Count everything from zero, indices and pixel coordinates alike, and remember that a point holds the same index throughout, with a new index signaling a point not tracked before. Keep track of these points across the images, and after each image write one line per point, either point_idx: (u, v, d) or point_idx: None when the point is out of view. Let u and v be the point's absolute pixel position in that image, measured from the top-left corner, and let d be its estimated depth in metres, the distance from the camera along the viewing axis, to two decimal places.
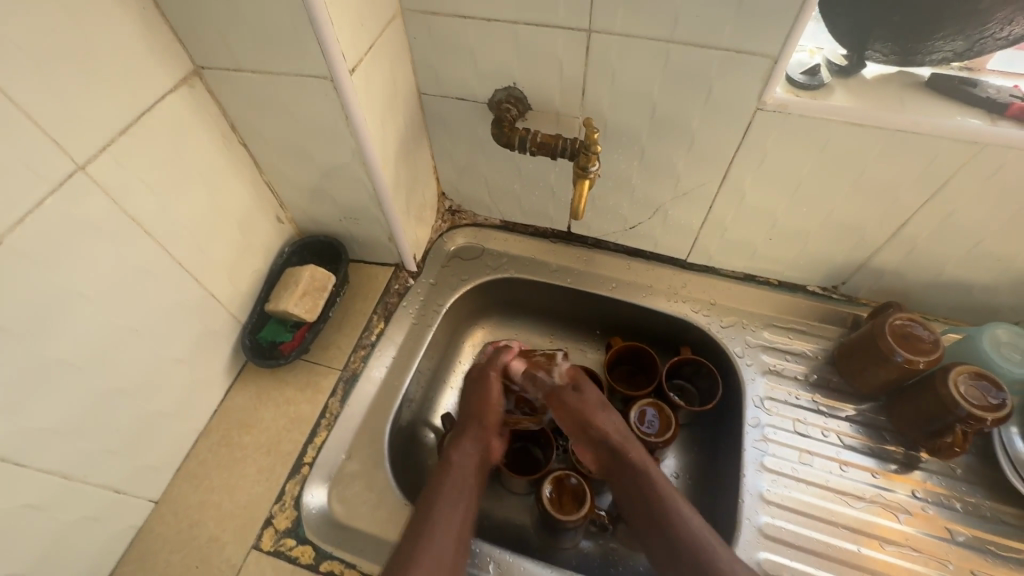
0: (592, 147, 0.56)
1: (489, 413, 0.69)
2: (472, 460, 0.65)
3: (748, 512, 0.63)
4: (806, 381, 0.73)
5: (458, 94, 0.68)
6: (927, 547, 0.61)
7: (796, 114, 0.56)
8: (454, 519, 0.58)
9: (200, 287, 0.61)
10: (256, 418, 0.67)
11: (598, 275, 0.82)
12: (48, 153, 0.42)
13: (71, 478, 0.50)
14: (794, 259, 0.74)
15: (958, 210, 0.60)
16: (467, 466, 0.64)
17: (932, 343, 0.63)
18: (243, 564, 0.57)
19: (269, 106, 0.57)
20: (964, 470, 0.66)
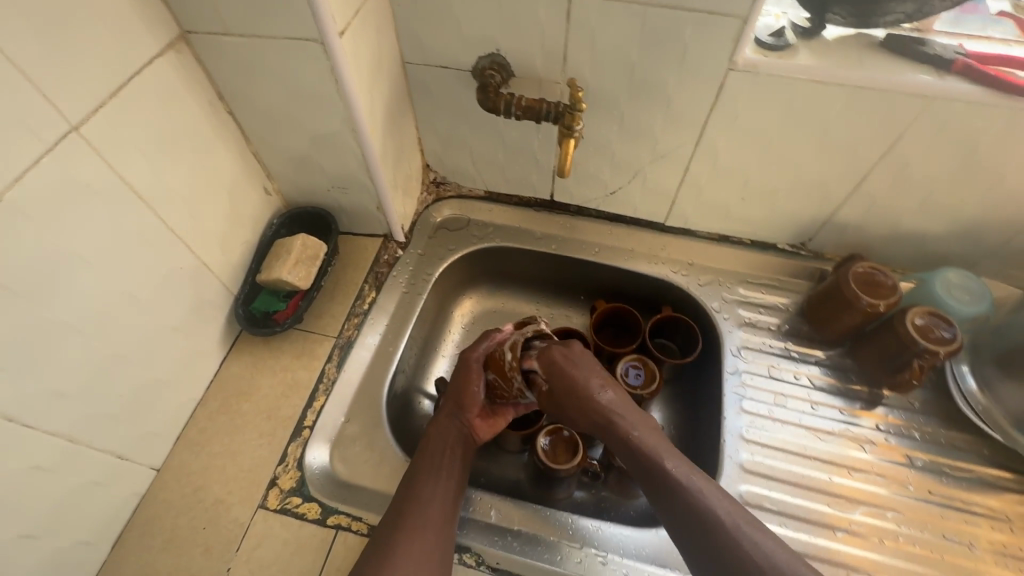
0: (578, 105, 0.58)
1: (467, 395, 0.67)
2: (454, 437, 0.65)
3: (729, 451, 0.68)
4: (779, 331, 0.78)
5: (443, 62, 0.69)
6: (890, 473, 0.67)
7: (764, 73, 0.60)
8: (438, 492, 0.58)
9: (192, 255, 0.61)
10: (253, 386, 0.68)
11: (582, 241, 0.85)
12: (42, 112, 0.42)
13: (76, 442, 0.50)
14: (766, 219, 0.79)
15: (911, 163, 0.65)
16: (448, 443, 0.64)
17: (892, 288, 0.68)
18: (250, 523, 0.59)
19: (257, 72, 0.58)
20: (921, 403, 0.72)
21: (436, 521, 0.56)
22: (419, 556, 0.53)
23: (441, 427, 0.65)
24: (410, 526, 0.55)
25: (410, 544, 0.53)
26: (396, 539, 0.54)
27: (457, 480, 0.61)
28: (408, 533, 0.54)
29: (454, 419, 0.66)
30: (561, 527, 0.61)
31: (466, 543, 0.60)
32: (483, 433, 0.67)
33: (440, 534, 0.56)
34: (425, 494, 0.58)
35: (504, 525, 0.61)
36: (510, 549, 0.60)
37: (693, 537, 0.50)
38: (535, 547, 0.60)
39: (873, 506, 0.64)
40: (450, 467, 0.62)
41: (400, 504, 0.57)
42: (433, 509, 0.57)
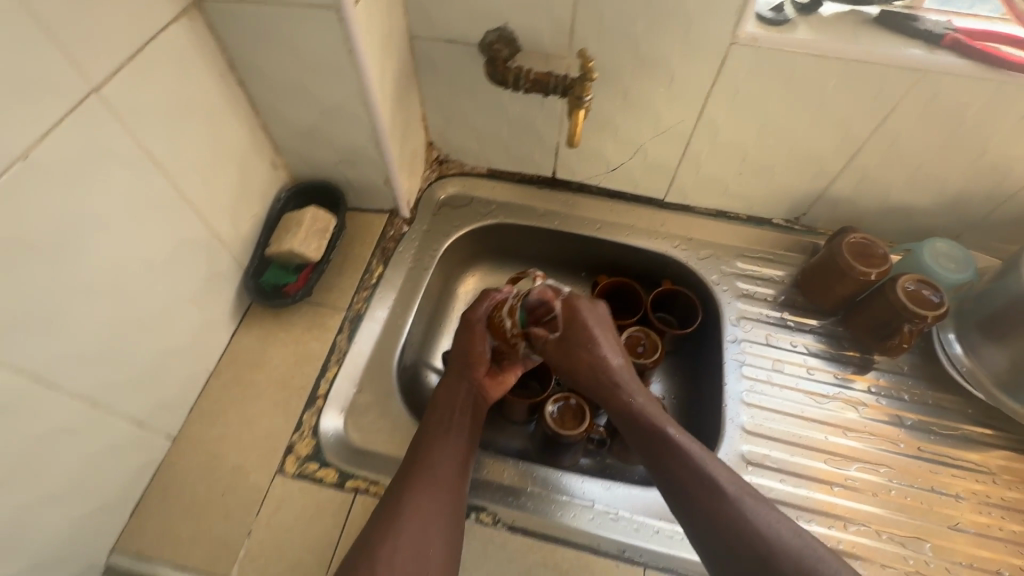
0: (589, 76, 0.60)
1: (476, 354, 0.69)
2: (462, 397, 0.66)
3: (731, 414, 0.71)
4: (774, 301, 0.81)
5: (450, 37, 0.70)
6: (882, 432, 0.70)
7: (765, 47, 0.62)
8: (446, 454, 0.60)
9: (205, 225, 0.61)
10: (265, 357, 0.68)
11: (583, 217, 0.87)
12: (66, 72, 0.43)
13: (97, 406, 0.51)
14: (762, 194, 0.82)
15: (901, 136, 0.68)
16: (458, 404, 0.65)
17: (883, 257, 0.72)
18: (269, 488, 0.60)
19: (270, 41, 0.58)
20: (909, 367, 0.75)
21: (445, 483, 0.58)
22: (428, 517, 0.55)
23: (449, 387, 0.67)
24: (420, 486, 0.56)
25: (419, 503, 0.55)
26: (405, 499, 0.56)
27: (466, 440, 0.63)
28: (418, 494, 0.56)
29: (463, 378, 0.67)
30: (573, 488, 0.63)
31: (481, 503, 0.61)
32: (493, 390, 0.70)
33: (451, 495, 0.57)
34: (432, 456, 0.59)
35: (517, 487, 0.63)
36: (524, 509, 0.61)
37: (700, 510, 0.54)
38: (548, 506, 0.62)
39: (867, 463, 0.68)
40: (459, 427, 0.63)
41: (409, 465, 0.59)
42: (441, 470, 0.58)
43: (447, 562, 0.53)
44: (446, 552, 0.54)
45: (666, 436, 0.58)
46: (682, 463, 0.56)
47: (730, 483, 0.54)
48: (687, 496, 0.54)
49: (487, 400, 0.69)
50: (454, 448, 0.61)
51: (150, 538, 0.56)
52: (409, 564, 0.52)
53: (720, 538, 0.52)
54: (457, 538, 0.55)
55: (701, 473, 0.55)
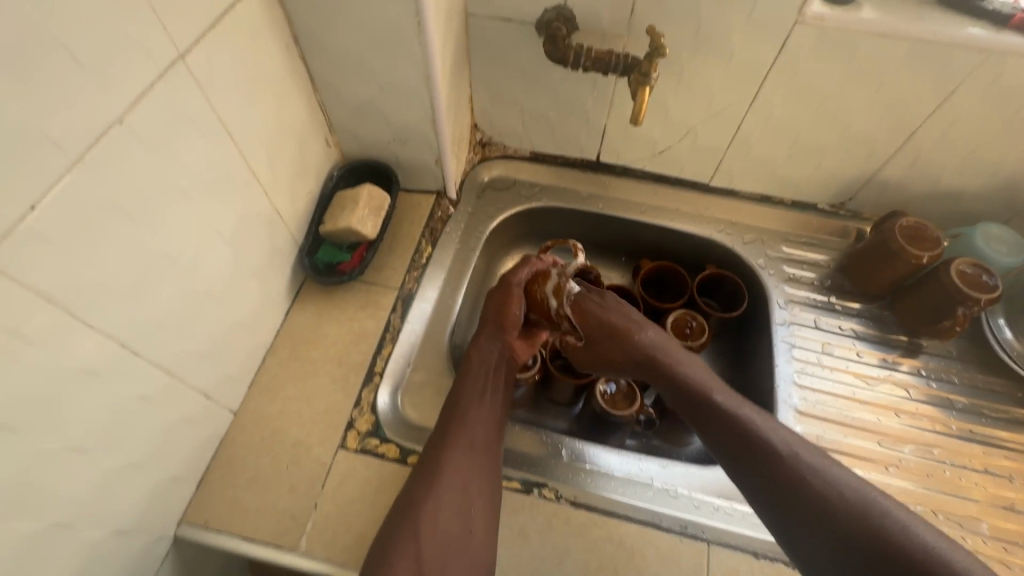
0: (660, 51, 0.60)
1: (512, 317, 0.66)
2: (495, 359, 0.65)
3: (783, 396, 0.71)
4: (821, 286, 0.81)
5: (506, 15, 0.70)
6: (933, 414, 0.71)
7: (831, 26, 0.62)
8: (483, 415, 0.60)
9: (267, 200, 0.61)
10: (321, 334, 0.68)
11: (626, 200, 0.87)
12: (156, 37, 0.42)
13: (173, 376, 0.51)
14: (809, 178, 0.82)
15: (959, 119, 0.68)
16: (490, 365, 0.65)
17: (935, 240, 0.71)
18: (333, 462, 0.60)
19: (338, 14, 0.58)
20: (958, 350, 0.76)
21: (480, 443, 0.58)
22: (468, 477, 0.55)
23: (482, 348, 0.65)
24: (459, 447, 0.57)
25: (459, 465, 0.55)
26: (446, 459, 0.56)
27: (501, 401, 0.63)
28: (457, 454, 0.56)
29: (496, 339, 0.66)
30: (629, 466, 0.64)
31: (543, 480, 0.62)
32: (523, 354, 0.67)
33: (488, 455, 0.58)
34: (470, 417, 0.59)
35: (575, 464, 0.63)
36: (584, 485, 0.62)
37: (776, 491, 0.52)
38: (608, 482, 0.62)
39: (920, 444, 0.69)
40: (493, 388, 0.63)
41: (448, 424, 0.59)
42: (478, 430, 0.59)
43: (489, 520, 0.54)
44: (487, 512, 0.54)
45: (729, 413, 0.58)
46: (754, 446, 0.55)
47: (782, 439, 0.55)
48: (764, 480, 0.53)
49: (518, 360, 0.67)
50: (490, 407, 0.61)
51: (218, 511, 0.57)
52: (452, 523, 0.52)
53: (802, 520, 0.50)
54: (496, 497, 0.56)
55: (766, 446, 0.54)
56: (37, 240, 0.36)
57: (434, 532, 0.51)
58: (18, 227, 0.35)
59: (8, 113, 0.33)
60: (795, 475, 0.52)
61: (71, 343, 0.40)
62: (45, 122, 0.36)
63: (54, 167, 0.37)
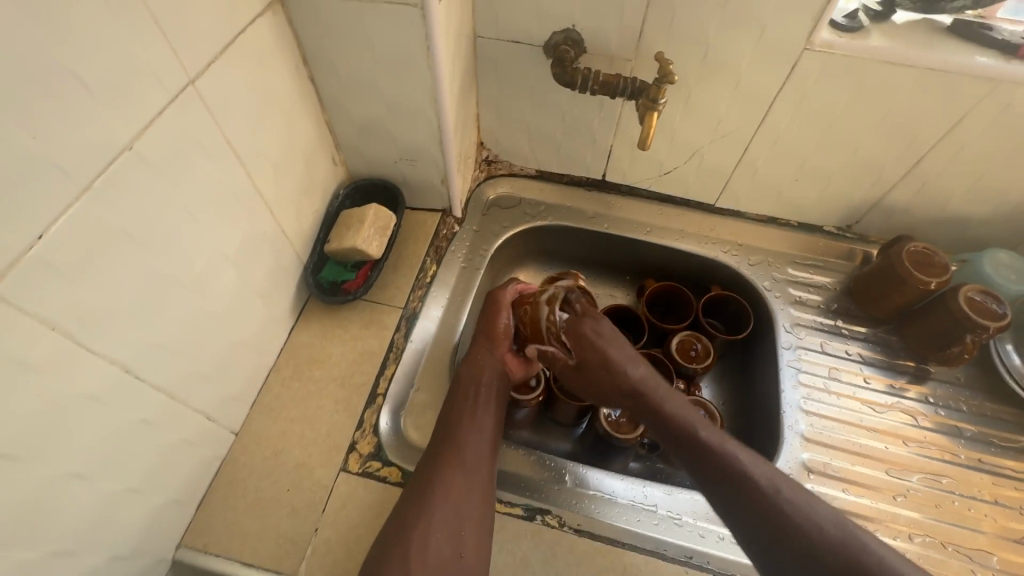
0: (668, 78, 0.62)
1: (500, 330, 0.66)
2: (487, 372, 0.64)
3: (789, 421, 0.71)
4: (827, 309, 0.80)
5: (515, 37, 0.70)
6: (941, 442, 0.70)
7: (840, 53, 0.62)
8: (475, 432, 0.59)
9: (273, 220, 0.61)
10: (324, 354, 0.68)
11: (632, 220, 0.87)
12: (168, 63, 0.43)
13: (176, 399, 0.51)
14: (816, 201, 0.81)
15: (967, 146, 0.68)
16: (482, 380, 0.63)
17: (942, 267, 0.71)
18: (334, 485, 0.59)
19: (347, 37, 0.58)
20: (965, 377, 0.75)
21: (473, 461, 0.57)
22: (461, 497, 0.54)
23: (474, 360, 0.65)
24: (454, 466, 0.56)
25: (452, 483, 0.55)
26: (439, 478, 0.55)
27: (493, 417, 0.62)
28: (451, 473, 0.55)
29: (489, 352, 0.65)
30: (633, 494, 0.63)
31: (546, 506, 0.61)
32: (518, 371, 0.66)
33: (481, 474, 0.57)
34: (463, 434, 0.59)
35: (578, 490, 0.63)
36: (587, 511, 0.61)
37: (763, 534, 0.50)
38: (612, 510, 0.61)
39: (928, 473, 0.68)
40: (486, 400, 0.62)
41: (442, 443, 0.58)
42: (471, 448, 0.58)
43: (480, 543, 0.53)
44: (478, 530, 0.53)
45: (698, 437, 0.56)
46: (740, 486, 0.52)
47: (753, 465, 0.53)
48: (751, 524, 0.50)
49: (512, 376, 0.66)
50: (483, 423, 0.61)
51: (217, 533, 0.56)
52: (443, 546, 0.51)
53: (790, 565, 0.48)
54: (490, 516, 0.55)
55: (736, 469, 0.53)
56: (44, 267, 0.36)
57: (425, 556, 0.50)
58: (26, 256, 0.35)
59: (19, 142, 0.33)
60: (781, 518, 0.49)
61: (76, 369, 0.40)
62: (58, 151, 0.36)
63: (65, 195, 0.37)
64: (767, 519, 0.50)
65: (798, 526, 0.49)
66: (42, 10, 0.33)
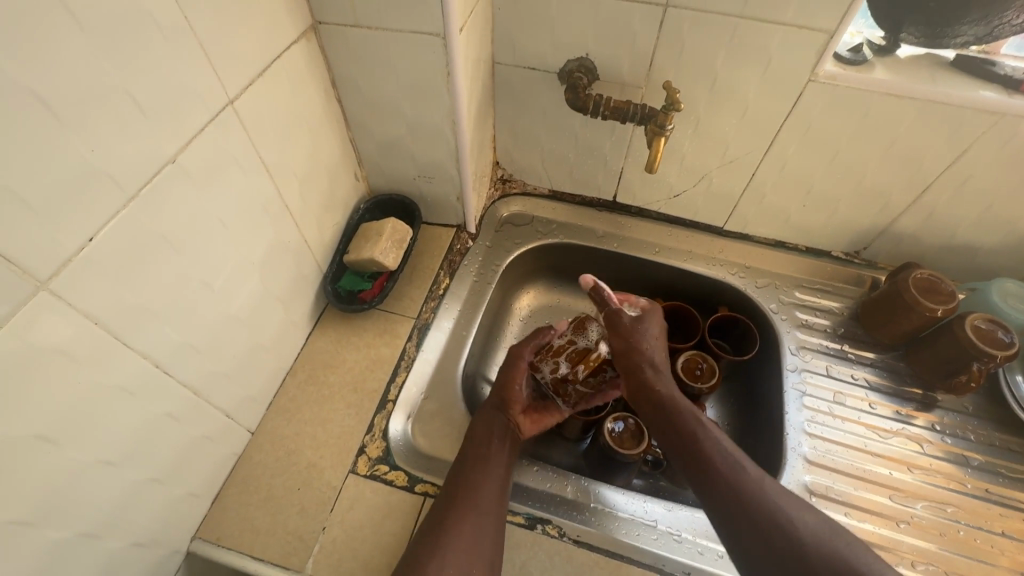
0: (675, 106, 0.65)
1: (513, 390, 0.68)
2: (500, 427, 0.65)
3: (792, 444, 0.71)
4: (833, 333, 0.81)
5: (532, 64, 0.74)
6: (947, 470, 0.70)
7: (843, 85, 0.64)
8: (489, 477, 0.59)
9: (297, 230, 0.65)
10: (339, 359, 0.71)
11: (641, 240, 0.89)
12: (212, 86, 0.47)
13: (200, 395, 0.54)
14: (823, 227, 0.83)
15: (973, 177, 0.69)
16: (495, 431, 0.64)
17: (950, 294, 0.71)
18: (343, 487, 0.61)
19: (374, 63, 0.62)
20: (973, 406, 0.75)
21: (488, 507, 0.56)
22: (475, 548, 0.53)
23: (486, 418, 0.65)
24: (466, 514, 0.55)
25: (466, 530, 0.54)
26: (450, 523, 0.54)
27: (506, 466, 0.61)
28: (463, 523, 0.54)
29: (499, 412, 0.66)
30: (634, 507, 0.64)
31: (547, 516, 0.62)
32: (528, 429, 0.68)
33: (495, 518, 0.56)
34: (475, 485, 0.57)
35: (579, 502, 0.64)
36: (588, 523, 0.62)
37: (744, 528, 0.50)
38: (613, 522, 0.62)
39: (933, 501, 0.67)
40: (498, 454, 0.62)
41: (453, 489, 0.58)
42: (486, 494, 0.57)
43: None
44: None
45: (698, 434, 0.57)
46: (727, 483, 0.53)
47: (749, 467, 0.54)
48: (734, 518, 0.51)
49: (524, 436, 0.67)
50: (497, 470, 0.60)
51: (230, 528, 0.59)
52: None
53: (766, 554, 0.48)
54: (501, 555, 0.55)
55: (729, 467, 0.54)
56: (95, 268, 0.40)
57: None
58: (77, 257, 0.38)
59: (77, 154, 0.37)
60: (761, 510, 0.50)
61: (113, 362, 0.43)
62: (109, 163, 0.39)
63: (113, 203, 0.40)
64: (749, 512, 0.50)
65: (771, 514, 0.50)
66: (104, 39, 0.37)
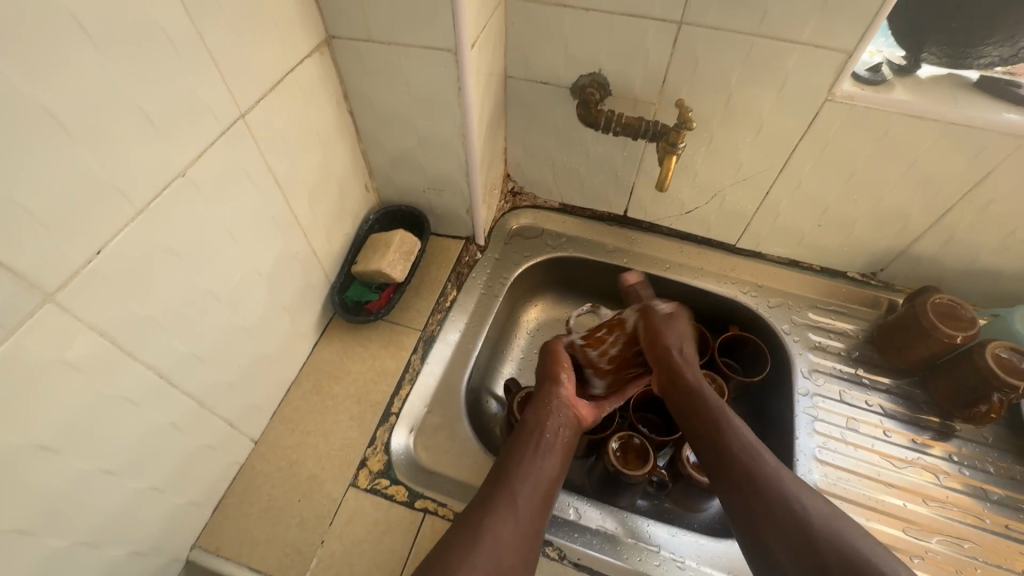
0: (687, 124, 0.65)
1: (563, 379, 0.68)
2: (553, 425, 0.63)
3: (802, 470, 0.69)
4: (848, 357, 0.79)
5: (544, 78, 0.74)
6: (965, 504, 0.68)
7: (861, 106, 0.63)
8: (532, 479, 0.57)
9: (305, 241, 0.65)
10: (343, 370, 0.71)
11: (652, 256, 0.87)
12: (224, 100, 0.47)
13: (203, 405, 0.54)
14: (839, 247, 0.81)
15: (996, 201, 0.67)
16: (546, 429, 0.63)
17: (970, 320, 0.69)
18: (343, 500, 0.61)
19: (385, 76, 0.63)
20: (993, 438, 0.73)
21: (526, 504, 0.55)
22: (509, 545, 0.51)
23: (539, 413, 0.65)
24: (504, 507, 0.54)
25: (500, 526, 0.52)
26: (486, 515, 0.53)
27: (549, 468, 0.59)
28: (501, 514, 0.53)
29: (556, 402, 0.66)
30: (637, 530, 0.63)
31: (547, 537, 0.61)
32: (586, 416, 0.67)
33: (530, 519, 0.54)
34: (518, 479, 0.57)
35: (582, 523, 0.63)
36: (590, 546, 0.61)
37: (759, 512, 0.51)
38: (615, 546, 0.61)
39: (950, 536, 0.65)
40: (547, 449, 0.61)
41: (493, 485, 0.56)
42: (529, 493, 0.56)
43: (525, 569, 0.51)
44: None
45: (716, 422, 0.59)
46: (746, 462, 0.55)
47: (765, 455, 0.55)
48: (750, 506, 0.52)
49: (582, 424, 0.67)
50: (545, 469, 0.59)
51: (230, 538, 0.59)
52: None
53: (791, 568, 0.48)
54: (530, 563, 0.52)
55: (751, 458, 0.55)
56: (100, 279, 0.40)
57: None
58: (83, 268, 0.39)
59: (88, 170, 0.38)
60: (790, 524, 0.49)
61: (117, 372, 0.43)
62: (119, 177, 0.40)
63: (122, 215, 0.41)
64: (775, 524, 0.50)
65: (782, 498, 0.51)
66: (119, 56, 0.38)
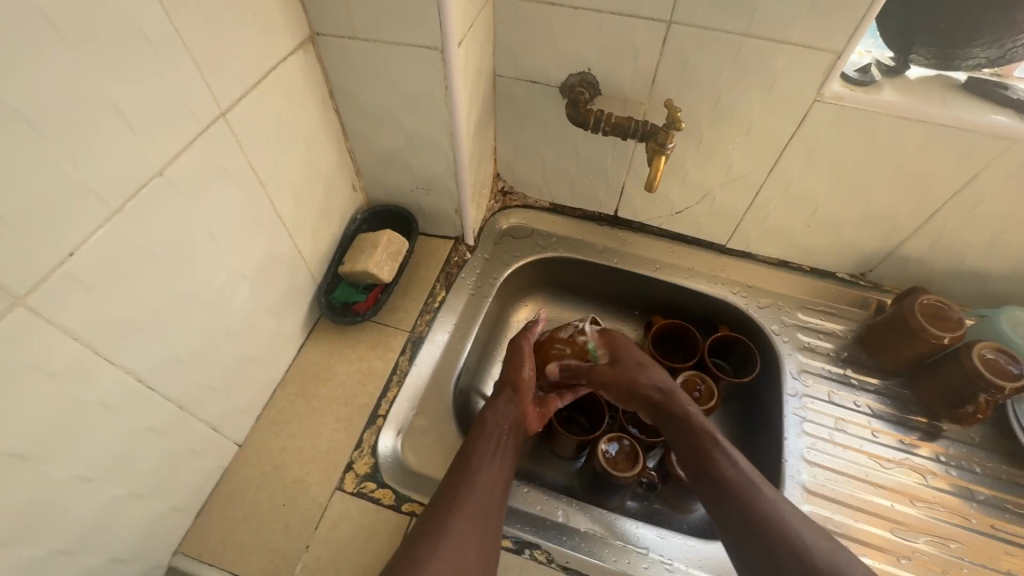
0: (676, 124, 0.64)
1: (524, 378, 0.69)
2: (508, 424, 0.65)
3: (791, 471, 0.70)
4: (837, 357, 0.79)
5: (533, 77, 0.73)
6: (952, 504, 0.68)
7: (850, 106, 0.63)
8: (491, 477, 0.59)
9: (290, 241, 0.64)
10: (330, 372, 0.70)
11: (643, 256, 0.87)
12: (204, 98, 0.46)
13: (184, 410, 0.53)
14: (829, 247, 0.81)
15: (983, 202, 0.67)
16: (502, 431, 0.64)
17: (956, 321, 0.69)
18: (329, 504, 0.60)
19: (372, 74, 0.62)
20: (980, 438, 0.73)
21: (487, 504, 0.57)
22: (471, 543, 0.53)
23: (497, 412, 0.66)
24: (468, 508, 0.55)
25: (465, 526, 0.54)
26: (456, 516, 0.54)
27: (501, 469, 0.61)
28: (466, 514, 0.55)
29: (511, 403, 0.67)
30: (626, 533, 0.62)
31: (535, 540, 0.61)
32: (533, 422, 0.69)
33: (492, 518, 0.56)
34: (479, 480, 0.58)
35: (570, 526, 0.62)
36: (579, 549, 0.60)
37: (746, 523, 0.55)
38: (603, 549, 0.61)
39: (937, 536, 0.65)
40: (503, 451, 0.62)
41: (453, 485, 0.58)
42: (487, 493, 0.57)
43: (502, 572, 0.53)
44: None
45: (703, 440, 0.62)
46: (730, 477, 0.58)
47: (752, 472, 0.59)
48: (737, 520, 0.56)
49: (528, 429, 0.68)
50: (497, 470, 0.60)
51: (213, 543, 0.58)
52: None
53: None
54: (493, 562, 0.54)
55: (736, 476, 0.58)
56: (73, 282, 0.39)
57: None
58: (56, 271, 0.38)
59: (62, 170, 0.37)
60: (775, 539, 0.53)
61: (93, 377, 0.42)
62: (93, 177, 0.39)
63: (96, 216, 0.40)
64: (766, 542, 0.53)
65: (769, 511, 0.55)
66: (92, 54, 0.37)
